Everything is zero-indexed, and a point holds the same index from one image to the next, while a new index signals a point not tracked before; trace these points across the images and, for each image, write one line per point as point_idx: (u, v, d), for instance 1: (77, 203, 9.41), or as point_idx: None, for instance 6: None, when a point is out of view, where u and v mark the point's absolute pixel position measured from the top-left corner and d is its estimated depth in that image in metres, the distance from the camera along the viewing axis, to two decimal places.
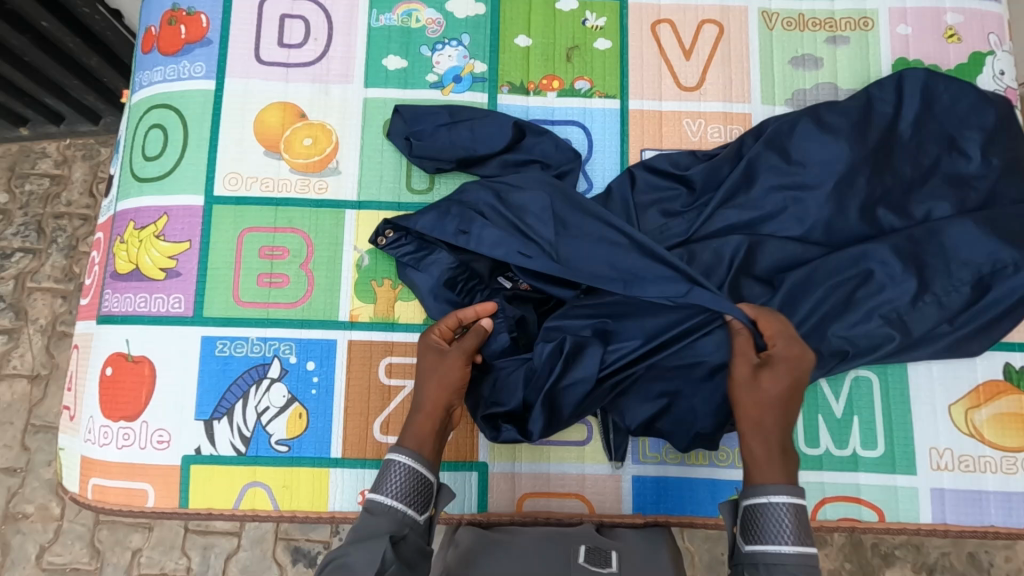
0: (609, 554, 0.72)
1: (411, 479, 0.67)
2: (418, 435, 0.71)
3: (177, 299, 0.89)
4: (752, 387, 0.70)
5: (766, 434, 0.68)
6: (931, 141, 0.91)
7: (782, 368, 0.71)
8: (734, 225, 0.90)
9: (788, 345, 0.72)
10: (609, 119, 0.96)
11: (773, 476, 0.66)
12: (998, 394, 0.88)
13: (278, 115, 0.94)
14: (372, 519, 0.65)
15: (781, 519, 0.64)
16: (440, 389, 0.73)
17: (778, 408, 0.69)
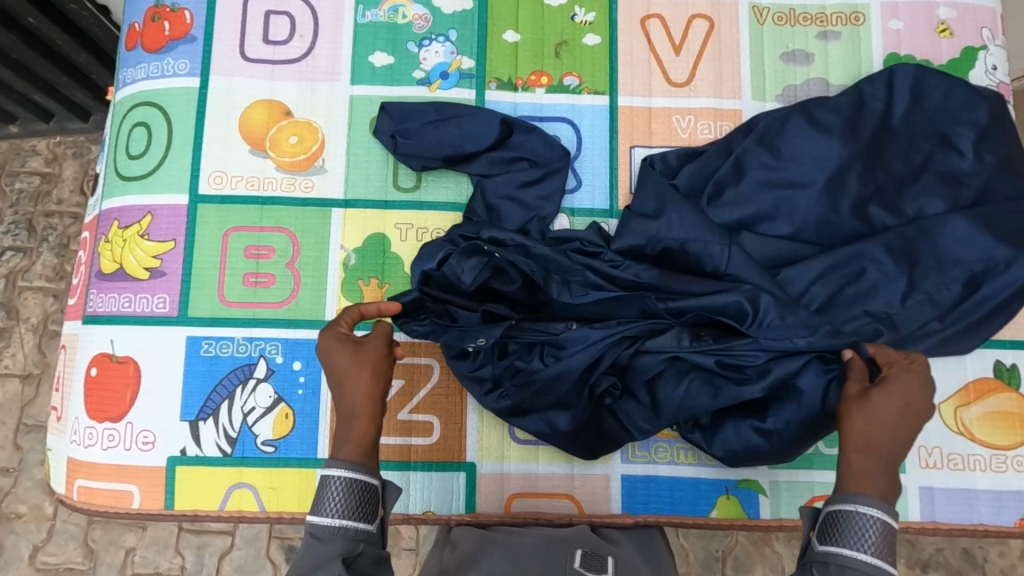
0: (605, 559, 0.70)
1: (351, 492, 0.63)
2: (359, 441, 0.66)
3: (162, 299, 0.88)
4: (867, 408, 0.65)
5: (878, 453, 0.63)
6: (923, 137, 0.91)
7: (903, 389, 0.65)
8: (724, 222, 0.90)
9: (912, 368, 0.67)
10: (598, 115, 0.95)
11: (867, 490, 0.62)
12: (988, 392, 0.87)
13: (263, 113, 0.92)
14: (320, 544, 0.61)
15: (866, 528, 0.59)
16: (370, 389, 0.68)
17: (896, 428, 0.64)
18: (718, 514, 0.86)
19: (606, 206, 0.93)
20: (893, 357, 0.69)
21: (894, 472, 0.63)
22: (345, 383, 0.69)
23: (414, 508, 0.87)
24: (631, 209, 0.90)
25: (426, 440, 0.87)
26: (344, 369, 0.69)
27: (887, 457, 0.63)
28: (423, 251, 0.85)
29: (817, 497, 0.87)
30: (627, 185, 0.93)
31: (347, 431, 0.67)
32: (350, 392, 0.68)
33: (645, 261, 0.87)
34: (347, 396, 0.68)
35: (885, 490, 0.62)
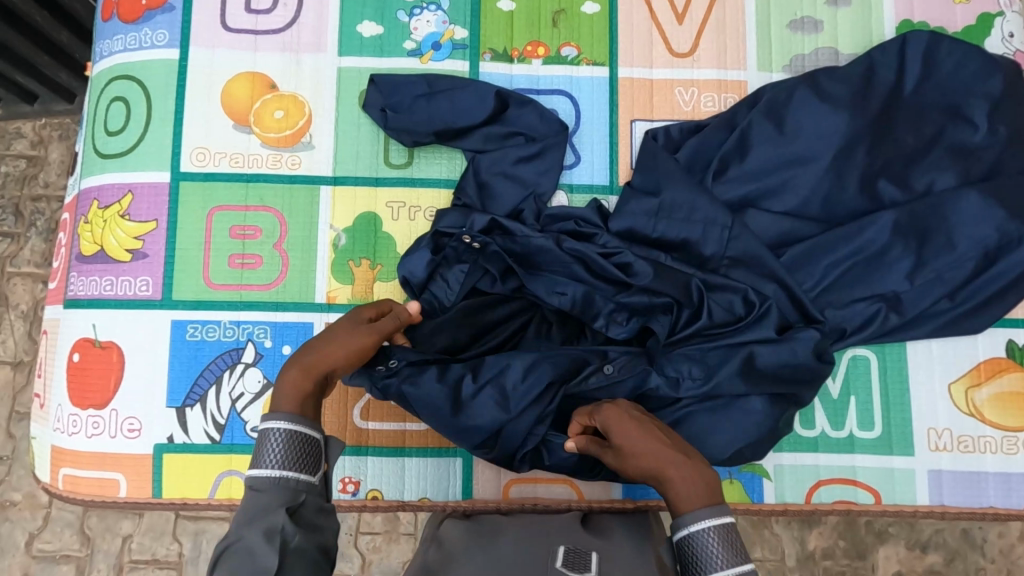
0: (589, 558, 0.66)
1: (290, 442, 0.60)
2: (293, 388, 0.63)
3: (145, 282, 0.85)
4: (626, 460, 0.65)
5: (668, 475, 0.63)
6: (934, 108, 0.87)
7: (621, 419, 0.66)
8: (730, 199, 0.86)
9: (600, 408, 0.69)
10: (597, 87, 0.91)
11: (693, 504, 0.61)
12: (1000, 372, 0.85)
13: (246, 86, 0.88)
14: (259, 495, 0.58)
15: (709, 545, 0.59)
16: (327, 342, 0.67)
17: (653, 444, 0.64)
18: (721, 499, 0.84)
19: (606, 182, 0.89)
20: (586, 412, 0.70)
21: (693, 463, 0.63)
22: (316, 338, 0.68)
23: (409, 495, 0.84)
24: (631, 186, 0.87)
25: (421, 426, 0.85)
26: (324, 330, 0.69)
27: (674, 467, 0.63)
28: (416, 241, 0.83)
29: (823, 481, 0.84)
30: (627, 160, 0.90)
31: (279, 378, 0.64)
32: (314, 342, 0.67)
33: (644, 241, 0.84)
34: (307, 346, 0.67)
35: (704, 485, 0.62)
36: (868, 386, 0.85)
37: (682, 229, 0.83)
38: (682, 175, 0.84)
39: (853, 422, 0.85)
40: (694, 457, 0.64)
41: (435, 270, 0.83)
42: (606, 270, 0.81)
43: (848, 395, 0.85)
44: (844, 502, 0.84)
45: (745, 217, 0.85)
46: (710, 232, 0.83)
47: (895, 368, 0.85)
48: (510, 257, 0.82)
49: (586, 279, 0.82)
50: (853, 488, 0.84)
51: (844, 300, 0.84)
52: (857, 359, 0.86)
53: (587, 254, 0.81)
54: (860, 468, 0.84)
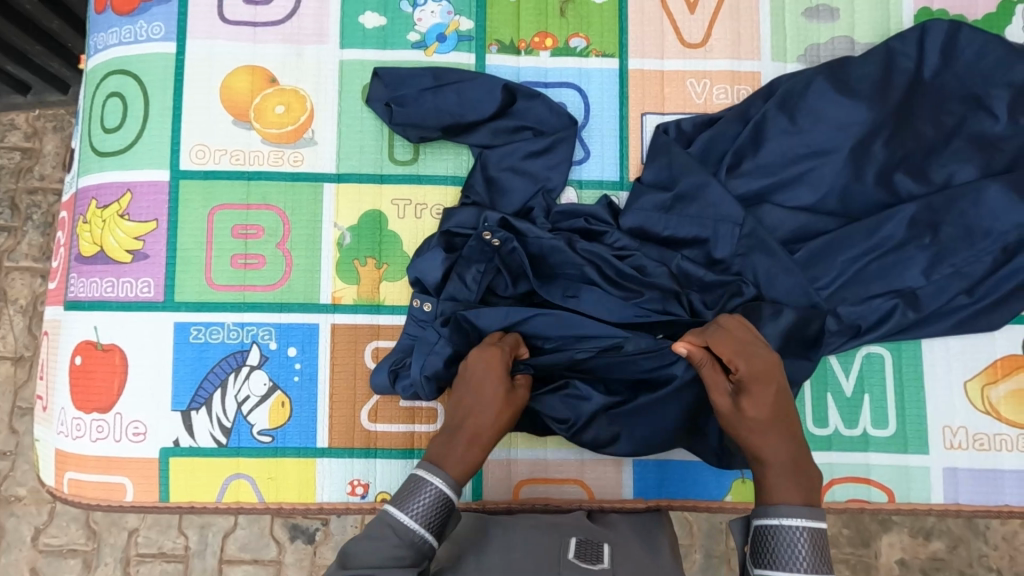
0: (600, 549, 0.66)
1: (440, 505, 0.64)
2: (464, 460, 0.68)
3: (146, 283, 0.83)
4: (747, 426, 0.65)
5: (779, 458, 0.63)
6: (954, 99, 0.85)
7: (757, 384, 0.65)
8: (744, 194, 0.84)
9: (750, 359, 0.66)
10: (607, 79, 0.88)
11: (790, 495, 0.62)
12: (1017, 369, 0.83)
13: (246, 80, 0.86)
14: (393, 540, 0.60)
15: (796, 543, 0.59)
16: (487, 419, 0.70)
17: (777, 424, 0.64)
18: (733, 497, 0.84)
19: (616, 177, 0.87)
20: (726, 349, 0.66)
21: (803, 460, 0.64)
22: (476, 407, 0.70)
23: None
24: (643, 181, 0.84)
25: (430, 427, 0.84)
26: (490, 398, 0.71)
27: (787, 457, 0.64)
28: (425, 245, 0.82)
29: (836, 479, 0.84)
30: (638, 154, 0.87)
31: (452, 444, 0.68)
32: (480, 418, 0.70)
33: (655, 240, 0.83)
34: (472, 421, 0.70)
35: (804, 484, 0.63)
36: (883, 383, 0.84)
37: (694, 226, 0.82)
38: (696, 170, 0.82)
39: (867, 420, 0.84)
40: (806, 454, 0.64)
41: (449, 269, 0.81)
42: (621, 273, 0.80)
43: (862, 392, 0.84)
44: (858, 500, 0.84)
45: (760, 213, 0.83)
46: (723, 229, 0.81)
47: (911, 365, 0.84)
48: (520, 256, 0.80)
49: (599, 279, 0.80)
50: (867, 487, 0.84)
51: (859, 297, 0.82)
52: (872, 357, 0.84)
53: (601, 256, 0.80)
54: (874, 466, 0.84)
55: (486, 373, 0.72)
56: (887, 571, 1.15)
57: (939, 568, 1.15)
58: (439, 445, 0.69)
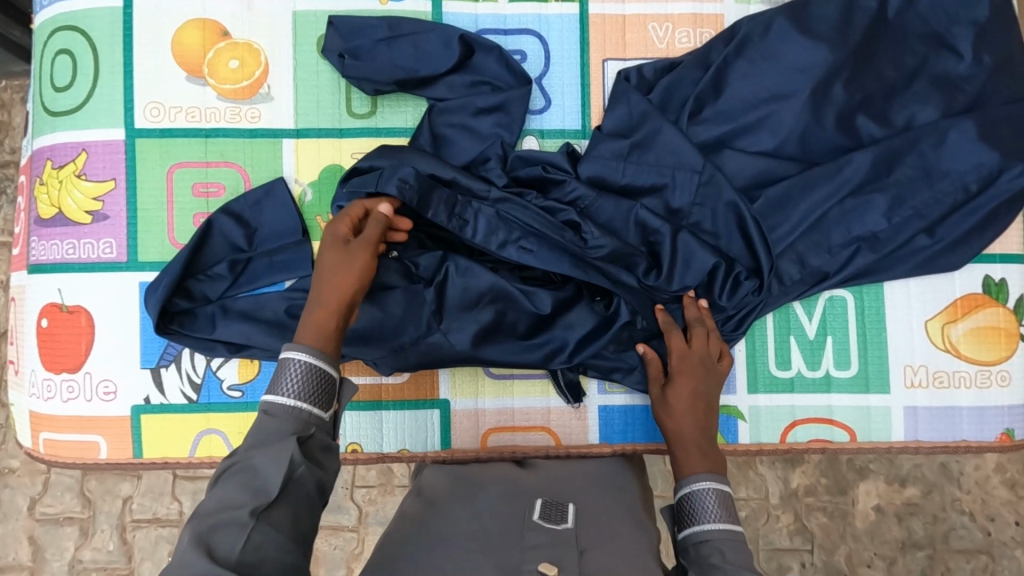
0: (565, 509, 0.68)
1: (311, 374, 0.62)
2: (315, 326, 0.66)
3: (108, 244, 0.83)
4: (666, 410, 0.76)
5: (686, 440, 0.74)
6: (916, 38, 0.84)
7: (681, 378, 0.76)
8: (706, 140, 0.84)
9: (686, 359, 0.77)
10: (567, 26, 0.87)
11: (695, 468, 0.72)
12: (976, 308, 0.84)
13: (197, 33, 0.84)
14: (272, 421, 0.60)
15: (705, 503, 0.69)
16: (332, 283, 0.68)
17: (694, 413, 0.75)
18: None
19: (577, 126, 0.86)
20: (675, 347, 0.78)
21: (709, 444, 0.74)
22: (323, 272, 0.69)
23: (388, 447, 0.85)
24: (603, 129, 0.84)
25: (396, 379, 0.85)
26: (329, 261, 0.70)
27: (695, 439, 0.74)
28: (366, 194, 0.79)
29: (798, 421, 0.86)
30: (600, 102, 0.86)
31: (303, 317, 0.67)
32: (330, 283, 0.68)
33: (614, 188, 0.83)
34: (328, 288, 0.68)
35: (711, 462, 0.72)
36: (845, 326, 0.85)
37: (651, 174, 0.82)
38: (654, 117, 0.82)
39: (829, 362, 0.85)
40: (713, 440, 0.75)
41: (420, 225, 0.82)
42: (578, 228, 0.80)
43: (825, 335, 0.85)
44: (820, 440, 0.86)
45: (720, 159, 0.84)
46: (682, 175, 0.81)
47: (872, 307, 0.85)
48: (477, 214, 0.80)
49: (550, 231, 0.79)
50: (829, 428, 0.86)
51: (820, 240, 0.83)
52: (834, 300, 0.85)
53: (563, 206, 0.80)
54: (836, 408, 0.85)
55: (327, 240, 0.71)
56: (862, 517, 1.19)
57: (913, 512, 1.19)
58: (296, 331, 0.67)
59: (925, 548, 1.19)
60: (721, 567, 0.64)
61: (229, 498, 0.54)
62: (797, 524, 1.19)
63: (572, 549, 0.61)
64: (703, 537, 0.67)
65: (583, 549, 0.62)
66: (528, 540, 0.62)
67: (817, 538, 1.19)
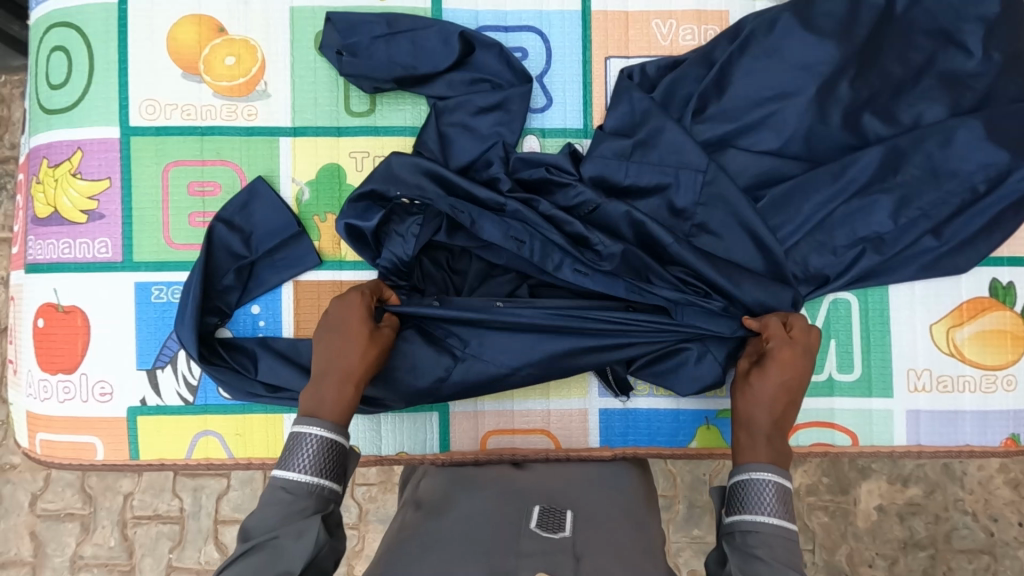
0: (563, 518, 0.66)
1: (326, 449, 0.64)
2: (338, 401, 0.67)
3: (103, 244, 0.82)
4: (743, 390, 0.72)
5: (756, 425, 0.69)
6: (926, 35, 0.82)
7: (773, 362, 0.71)
8: (710, 139, 0.82)
9: (786, 346, 0.71)
10: (569, 22, 0.85)
11: (756, 456, 0.68)
12: (981, 311, 0.83)
13: (193, 30, 0.82)
14: (290, 498, 0.62)
15: (763, 492, 0.65)
16: (354, 362, 0.69)
17: (776, 400, 0.70)
18: (698, 443, 0.85)
19: (579, 125, 0.85)
20: (776, 332, 0.73)
21: (778, 438, 0.69)
22: (350, 348, 0.70)
23: (386, 449, 0.84)
24: (605, 128, 0.82)
25: None
26: (355, 336, 0.70)
27: (765, 425, 0.69)
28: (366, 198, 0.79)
29: (800, 424, 0.85)
30: (602, 101, 0.85)
31: (322, 387, 0.68)
32: (355, 358, 0.69)
33: (616, 188, 0.81)
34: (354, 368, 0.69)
35: (775, 452, 0.68)
36: (848, 328, 0.84)
37: (655, 174, 0.80)
38: (656, 116, 0.80)
39: (831, 365, 0.84)
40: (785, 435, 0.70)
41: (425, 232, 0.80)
42: (586, 239, 0.78)
43: (828, 338, 0.84)
44: (821, 444, 0.85)
45: (723, 159, 0.82)
46: (686, 175, 0.80)
47: (877, 310, 0.84)
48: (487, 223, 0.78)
49: (562, 245, 0.78)
50: (830, 431, 0.85)
51: (825, 241, 0.82)
52: (837, 302, 0.84)
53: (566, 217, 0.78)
54: (837, 411, 0.85)
55: (348, 310, 0.72)
56: (864, 517, 1.18)
57: (915, 512, 1.18)
58: (310, 395, 0.68)
59: (927, 549, 1.18)
60: (768, 561, 0.60)
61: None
62: (798, 523, 1.19)
63: (568, 555, 0.59)
64: (753, 527, 0.63)
65: (579, 556, 0.60)
66: (523, 546, 0.60)
67: (818, 538, 1.18)
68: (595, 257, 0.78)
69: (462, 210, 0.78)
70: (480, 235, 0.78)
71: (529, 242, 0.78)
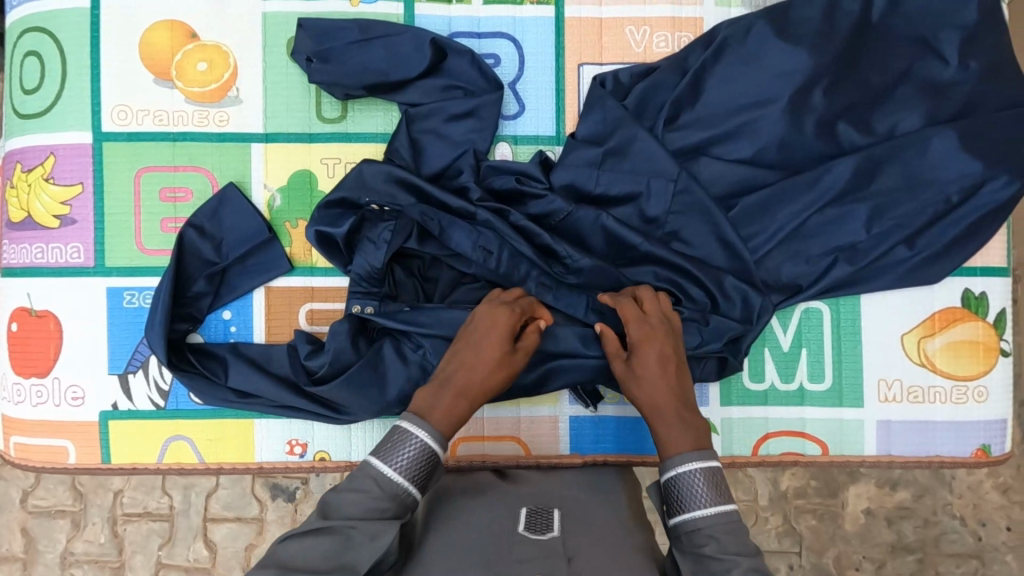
0: (550, 518, 0.68)
1: (423, 458, 0.65)
2: (449, 413, 0.68)
3: (76, 249, 0.82)
4: (638, 385, 0.71)
5: (665, 415, 0.69)
6: (903, 42, 0.81)
7: (644, 345, 0.71)
8: (684, 147, 0.82)
9: (642, 325, 0.72)
10: (543, 29, 0.85)
11: (681, 446, 0.67)
12: (954, 322, 0.83)
13: (165, 35, 0.82)
14: (377, 491, 0.63)
15: (694, 484, 0.65)
16: (476, 383, 0.69)
17: (665, 379, 0.70)
18: None
19: (552, 132, 0.85)
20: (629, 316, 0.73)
21: (689, 414, 0.69)
22: (467, 365, 0.70)
23: (356, 455, 0.84)
24: (577, 136, 0.82)
25: None
26: (485, 354, 0.70)
27: (672, 410, 0.69)
28: (336, 204, 0.79)
29: (771, 433, 0.84)
30: (575, 108, 0.85)
31: (441, 396, 0.69)
32: (473, 375, 0.70)
33: (587, 197, 0.81)
34: (468, 385, 0.69)
35: (694, 432, 0.68)
36: (820, 338, 0.84)
37: (626, 182, 0.80)
38: (627, 124, 0.80)
39: (803, 374, 0.84)
40: (692, 407, 0.70)
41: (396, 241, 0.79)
42: (553, 251, 0.79)
43: (799, 347, 0.84)
44: (792, 453, 0.85)
45: (696, 167, 0.82)
46: (657, 184, 0.79)
47: (848, 320, 0.84)
48: (458, 233, 0.78)
49: (530, 257, 0.78)
50: (802, 441, 0.85)
51: (798, 250, 0.82)
52: (810, 312, 0.84)
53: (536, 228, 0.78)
54: (809, 421, 0.84)
55: (490, 325, 0.71)
56: (852, 520, 1.18)
57: (904, 516, 1.18)
58: (418, 397, 0.70)
59: (915, 552, 1.18)
60: (719, 558, 0.61)
61: (319, 559, 0.58)
62: (786, 526, 1.18)
63: (560, 557, 0.60)
64: (694, 525, 0.64)
65: (571, 556, 0.61)
66: (519, 553, 0.61)
67: (806, 541, 1.18)
68: (564, 270, 0.79)
69: (432, 218, 0.77)
70: (450, 245, 0.78)
71: (500, 252, 0.78)
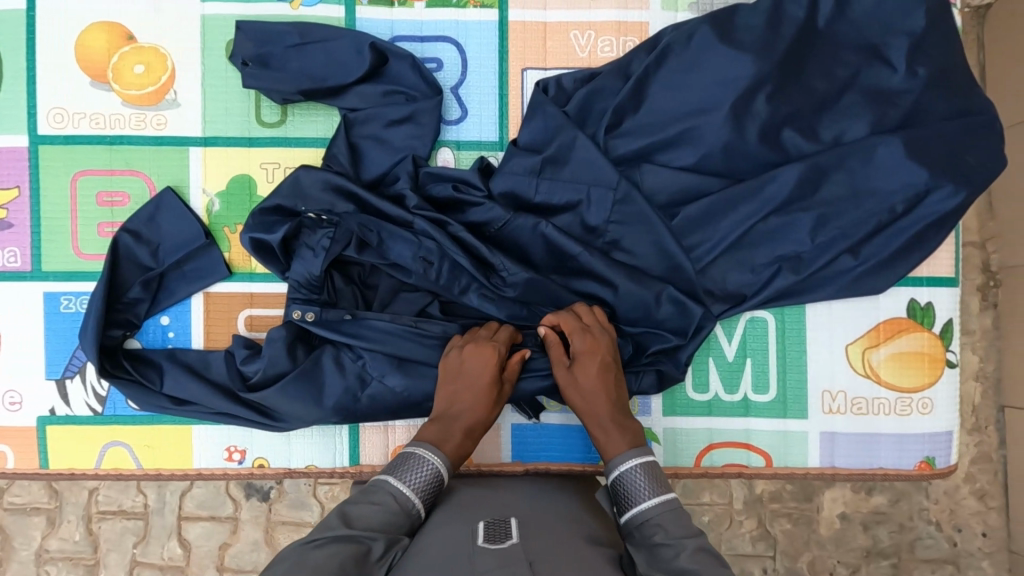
0: (507, 526, 0.63)
1: (433, 482, 0.68)
2: (458, 452, 0.71)
3: (12, 253, 0.81)
4: (578, 394, 0.73)
5: (605, 420, 0.71)
6: (851, 48, 0.80)
7: (586, 355, 0.73)
8: (627, 154, 0.81)
9: (583, 335, 0.73)
10: (485, 32, 0.83)
11: (618, 447, 0.69)
12: (899, 333, 0.82)
13: (102, 37, 0.82)
14: (393, 505, 0.64)
15: (637, 481, 0.65)
16: (480, 417, 0.73)
17: (604, 388, 0.72)
18: None
19: (494, 138, 0.84)
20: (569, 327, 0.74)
21: (627, 419, 0.72)
22: (464, 403, 0.73)
23: (296, 462, 0.84)
24: (517, 143, 0.81)
25: None
26: (478, 390, 0.73)
27: (610, 417, 0.71)
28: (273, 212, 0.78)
29: (714, 444, 0.84)
30: (518, 113, 0.84)
31: (450, 438, 0.71)
32: (474, 413, 0.73)
33: (527, 205, 0.80)
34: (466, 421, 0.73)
35: (631, 435, 0.70)
36: (765, 348, 0.83)
37: (566, 190, 0.79)
38: (567, 131, 0.79)
39: (747, 385, 0.83)
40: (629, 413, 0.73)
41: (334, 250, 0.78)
42: (490, 262, 0.78)
43: (744, 357, 0.83)
44: (735, 465, 0.84)
45: (639, 174, 0.81)
46: (598, 192, 0.78)
47: (794, 330, 0.83)
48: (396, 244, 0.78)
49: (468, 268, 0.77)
50: (746, 452, 0.84)
51: (742, 259, 0.81)
52: (755, 321, 0.83)
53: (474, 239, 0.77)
54: (753, 432, 0.83)
55: (479, 361, 0.74)
56: (827, 524, 1.07)
57: (880, 522, 1.07)
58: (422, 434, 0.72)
59: (890, 557, 1.07)
60: (668, 543, 0.60)
61: (341, 557, 0.56)
62: (761, 529, 1.07)
63: (520, 560, 0.55)
64: (643, 518, 0.63)
65: (532, 561, 0.56)
66: (478, 564, 0.55)
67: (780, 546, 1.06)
68: (500, 282, 0.78)
69: (371, 229, 0.77)
70: (389, 255, 0.78)
71: (438, 263, 0.78)
